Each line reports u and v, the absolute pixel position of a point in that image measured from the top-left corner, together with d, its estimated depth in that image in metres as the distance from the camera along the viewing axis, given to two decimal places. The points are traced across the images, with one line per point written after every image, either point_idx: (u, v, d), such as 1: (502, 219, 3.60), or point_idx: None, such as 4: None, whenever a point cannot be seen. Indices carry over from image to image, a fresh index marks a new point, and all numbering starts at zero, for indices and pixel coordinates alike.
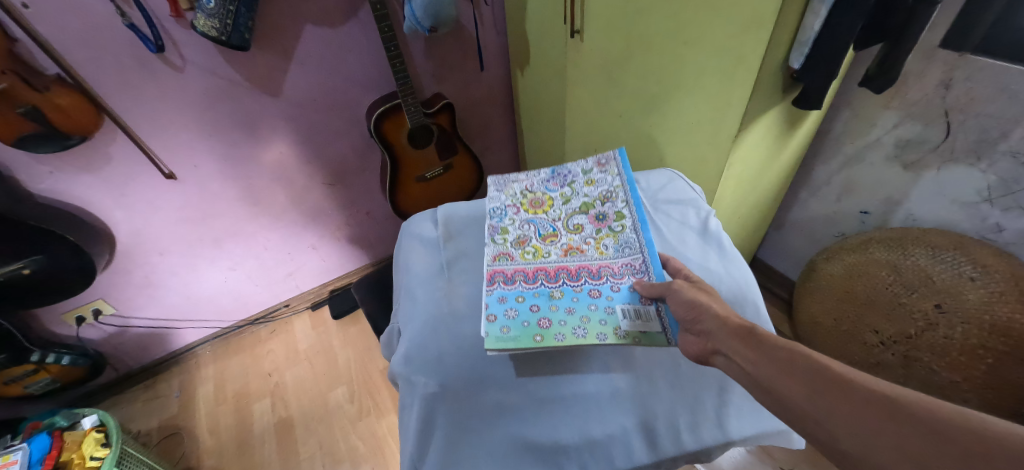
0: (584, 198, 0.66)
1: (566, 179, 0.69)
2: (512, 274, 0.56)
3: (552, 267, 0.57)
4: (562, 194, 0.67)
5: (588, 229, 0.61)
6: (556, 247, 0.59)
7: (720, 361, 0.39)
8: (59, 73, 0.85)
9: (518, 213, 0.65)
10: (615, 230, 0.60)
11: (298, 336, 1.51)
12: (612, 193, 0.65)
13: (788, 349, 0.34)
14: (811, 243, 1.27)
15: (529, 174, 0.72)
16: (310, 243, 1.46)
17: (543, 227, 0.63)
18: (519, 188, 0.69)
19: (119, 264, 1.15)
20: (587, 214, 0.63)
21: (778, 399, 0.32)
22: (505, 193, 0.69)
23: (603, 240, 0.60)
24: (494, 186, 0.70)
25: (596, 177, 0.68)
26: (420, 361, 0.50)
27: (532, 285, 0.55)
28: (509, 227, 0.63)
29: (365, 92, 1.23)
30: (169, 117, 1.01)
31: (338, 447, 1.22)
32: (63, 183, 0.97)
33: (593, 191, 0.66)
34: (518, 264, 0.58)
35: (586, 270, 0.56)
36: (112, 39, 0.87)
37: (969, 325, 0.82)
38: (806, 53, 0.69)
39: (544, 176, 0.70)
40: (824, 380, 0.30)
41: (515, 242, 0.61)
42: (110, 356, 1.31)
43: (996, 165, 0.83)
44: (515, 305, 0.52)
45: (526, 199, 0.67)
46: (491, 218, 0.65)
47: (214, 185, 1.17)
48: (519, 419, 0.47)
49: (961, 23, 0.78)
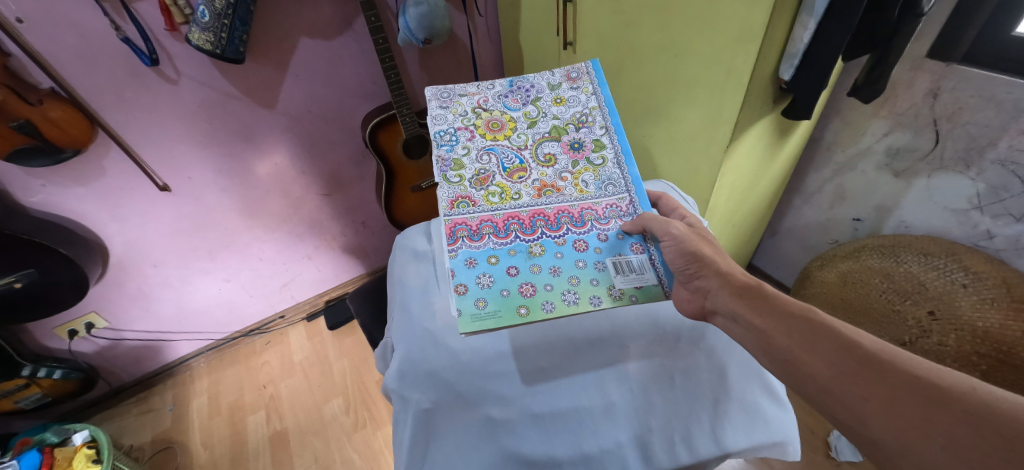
0: (554, 121, 0.62)
1: (528, 94, 0.64)
2: (476, 227, 0.55)
3: (526, 214, 0.56)
4: (526, 114, 0.62)
5: (563, 161, 0.60)
6: (529, 186, 0.58)
7: (718, 319, 0.45)
8: (53, 87, 0.85)
9: (473, 139, 0.60)
10: (595, 163, 0.59)
11: (293, 347, 1.50)
12: (587, 117, 0.62)
13: (807, 318, 0.38)
14: (805, 250, 1.28)
15: (482, 86, 0.65)
16: (305, 253, 1.46)
17: (507, 158, 0.60)
18: (471, 105, 0.63)
19: (112, 277, 1.14)
20: (559, 141, 0.61)
21: (801, 371, 0.36)
22: (452, 110, 0.62)
23: (582, 176, 0.59)
24: (438, 101, 0.63)
25: (565, 94, 0.64)
26: (413, 377, 0.50)
27: (505, 240, 0.54)
28: (464, 159, 0.59)
29: (360, 103, 1.23)
30: (163, 129, 1.01)
31: (333, 459, 1.21)
32: (56, 195, 0.97)
33: (563, 112, 0.62)
34: (484, 212, 0.56)
35: (566, 214, 0.56)
36: (107, 53, 0.87)
37: (962, 332, 0.83)
38: (796, 64, 0.69)
39: (502, 89, 0.64)
40: (853, 356, 0.33)
41: (476, 181, 0.58)
42: (103, 370, 1.30)
43: (985, 173, 0.84)
44: (490, 271, 0.51)
45: (481, 121, 0.62)
46: (440, 146, 0.59)
47: (209, 196, 1.17)
48: (512, 434, 0.46)
49: (946, 35, 0.79)
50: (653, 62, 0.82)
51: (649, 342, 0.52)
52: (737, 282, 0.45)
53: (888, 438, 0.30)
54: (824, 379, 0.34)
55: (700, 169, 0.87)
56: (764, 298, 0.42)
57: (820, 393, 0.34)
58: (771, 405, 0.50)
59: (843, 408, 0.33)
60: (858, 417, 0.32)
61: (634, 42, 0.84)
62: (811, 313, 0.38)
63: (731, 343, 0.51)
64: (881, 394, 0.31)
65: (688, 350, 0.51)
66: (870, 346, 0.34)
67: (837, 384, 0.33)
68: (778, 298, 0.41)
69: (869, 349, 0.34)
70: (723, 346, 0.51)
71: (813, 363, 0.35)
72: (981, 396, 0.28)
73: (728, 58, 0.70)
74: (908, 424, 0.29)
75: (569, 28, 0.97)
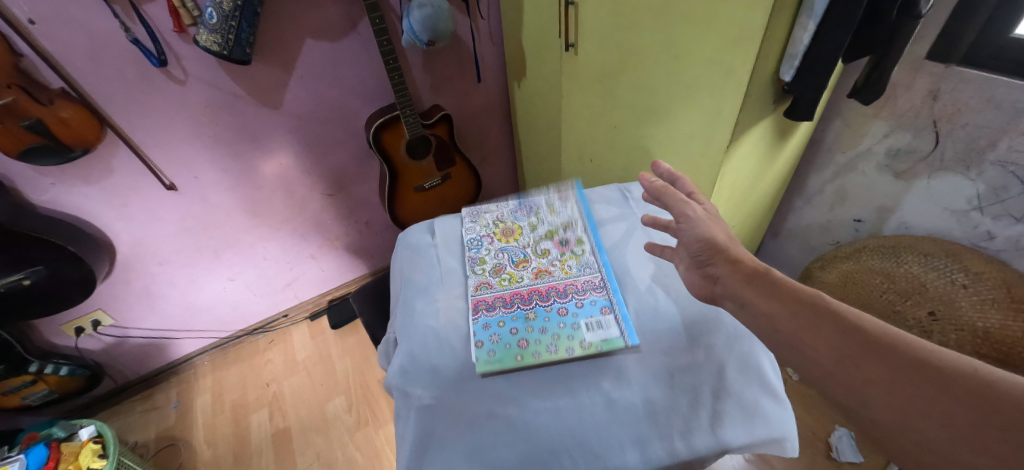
0: (549, 226, 0.70)
1: (531, 208, 0.73)
2: (493, 302, 0.58)
3: (526, 290, 0.60)
4: (528, 223, 0.70)
5: (554, 254, 0.65)
6: (528, 272, 0.62)
7: (722, 302, 0.46)
8: (64, 88, 0.87)
9: (491, 243, 0.67)
10: (577, 253, 0.64)
11: (297, 346, 1.51)
12: (572, 226, 0.69)
13: (812, 303, 0.38)
14: (806, 252, 1.28)
15: (499, 204, 0.75)
16: (309, 252, 1.47)
17: (514, 254, 0.65)
18: (491, 218, 0.71)
19: (118, 275, 1.16)
20: (552, 241, 0.67)
21: (804, 355, 0.36)
22: (479, 222, 0.70)
23: (568, 261, 0.64)
24: (467, 217, 0.72)
25: (557, 207, 0.73)
26: (415, 374, 0.50)
27: (510, 309, 0.58)
28: (485, 256, 0.65)
29: (364, 104, 1.25)
30: (170, 129, 1.03)
31: (336, 457, 1.21)
32: (66, 194, 0.99)
33: (556, 219, 0.71)
34: (498, 291, 0.60)
35: (553, 289, 0.60)
36: (117, 53, 0.89)
37: (963, 332, 0.83)
38: (796, 65, 0.70)
39: (512, 206, 0.74)
40: (859, 341, 0.34)
41: (492, 270, 0.63)
42: (108, 367, 1.31)
43: (985, 174, 0.85)
44: (498, 331, 0.54)
45: (497, 229, 0.69)
46: (467, 249, 0.66)
47: (214, 195, 1.18)
48: (513, 428, 0.46)
49: (946, 37, 0.80)
50: (655, 64, 0.83)
51: (647, 338, 0.52)
52: (744, 269, 0.44)
53: (889, 420, 0.30)
54: (827, 363, 0.34)
55: (700, 169, 0.87)
56: (771, 284, 0.41)
57: (822, 378, 0.34)
58: (771, 402, 0.49)
59: (845, 391, 0.33)
60: (860, 401, 0.32)
61: (636, 44, 0.84)
62: (817, 298, 0.38)
63: (728, 342, 0.52)
64: (886, 378, 0.31)
65: (687, 348, 0.51)
66: (874, 331, 0.34)
67: (842, 368, 0.33)
68: (785, 284, 0.41)
69: (874, 333, 0.34)
70: (724, 344, 0.51)
71: (818, 348, 0.35)
72: (981, 378, 0.29)
73: (728, 59, 0.70)
74: (911, 406, 0.30)
75: (572, 29, 0.98)
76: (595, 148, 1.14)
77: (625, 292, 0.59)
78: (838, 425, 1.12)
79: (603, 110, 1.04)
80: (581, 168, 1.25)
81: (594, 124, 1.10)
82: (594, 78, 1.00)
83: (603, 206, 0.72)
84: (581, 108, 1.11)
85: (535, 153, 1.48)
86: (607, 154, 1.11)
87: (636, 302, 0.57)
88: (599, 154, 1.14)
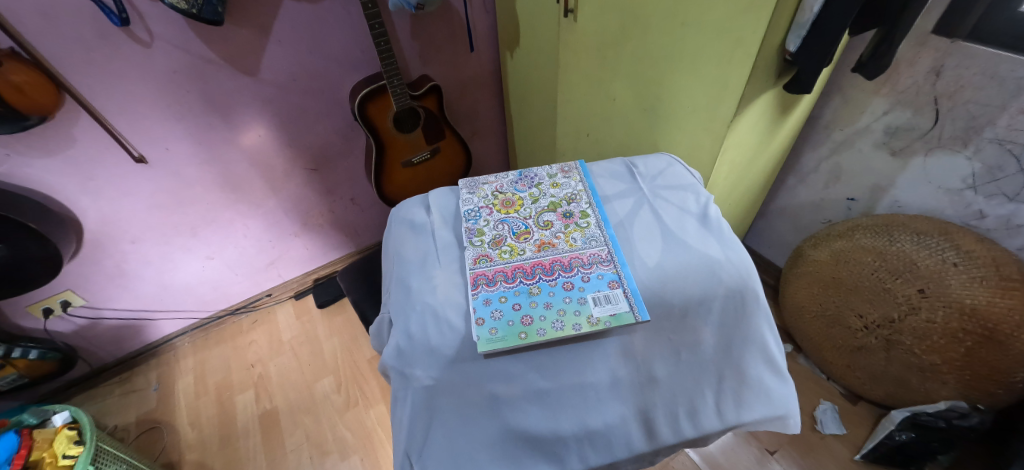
0: (551, 199, 0.64)
1: (533, 180, 0.68)
2: (494, 276, 0.53)
3: (529, 263, 0.55)
4: (530, 195, 0.66)
5: (557, 225, 0.60)
6: (530, 244, 0.58)
7: None
8: (13, 48, 0.78)
9: (490, 214, 0.62)
10: (582, 226, 0.59)
11: (281, 326, 1.47)
12: (576, 197, 0.64)
13: None
14: (798, 230, 1.29)
15: (498, 175, 0.70)
16: (292, 230, 1.42)
17: (515, 226, 0.60)
18: (490, 189, 0.67)
19: (87, 254, 1.09)
20: (556, 212, 0.62)
21: None
22: (477, 194, 0.66)
23: (572, 234, 0.58)
24: (466, 189, 0.67)
25: (560, 180, 0.68)
26: (411, 354, 0.47)
27: (511, 284, 0.52)
28: (484, 228, 0.60)
29: (348, 72, 1.18)
30: (136, 97, 0.95)
31: (326, 438, 1.20)
32: (23, 167, 0.91)
33: (558, 193, 0.65)
34: (498, 265, 0.55)
35: (557, 263, 0.55)
36: (70, 10, 0.79)
37: (950, 309, 0.85)
38: (803, 36, 0.67)
39: (512, 178, 0.69)
40: None
41: (492, 242, 0.58)
42: (81, 350, 1.25)
43: (981, 152, 0.84)
44: (499, 307, 0.50)
45: (497, 200, 0.65)
46: (466, 220, 0.61)
47: (189, 169, 1.11)
48: (517, 410, 0.44)
49: (955, 10, 0.77)
50: (659, 32, 0.79)
51: (656, 317, 0.49)
52: None
53: None
54: None
55: (702, 143, 0.85)
56: None
57: None
58: (773, 380, 0.48)
59: None
60: None
61: (639, 10, 0.80)
62: None
63: (737, 319, 0.50)
64: None
65: (695, 325, 0.49)
66: None
67: None
68: None
69: None
70: (728, 323, 0.49)
71: None
72: None
73: (737, 26, 0.67)
74: None
75: None
76: (592, 122, 1.11)
77: (633, 267, 0.54)
78: (823, 399, 1.18)
79: (602, 82, 1.00)
80: (577, 142, 1.22)
81: (591, 97, 1.06)
82: (593, 47, 0.96)
83: (608, 182, 0.68)
84: (579, 80, 1.07)
85: (528, 128, 1.44)
86: (604, 128, 1.08)
87: (644, 277, 0.53)
88: (598, 128, 1.10)
